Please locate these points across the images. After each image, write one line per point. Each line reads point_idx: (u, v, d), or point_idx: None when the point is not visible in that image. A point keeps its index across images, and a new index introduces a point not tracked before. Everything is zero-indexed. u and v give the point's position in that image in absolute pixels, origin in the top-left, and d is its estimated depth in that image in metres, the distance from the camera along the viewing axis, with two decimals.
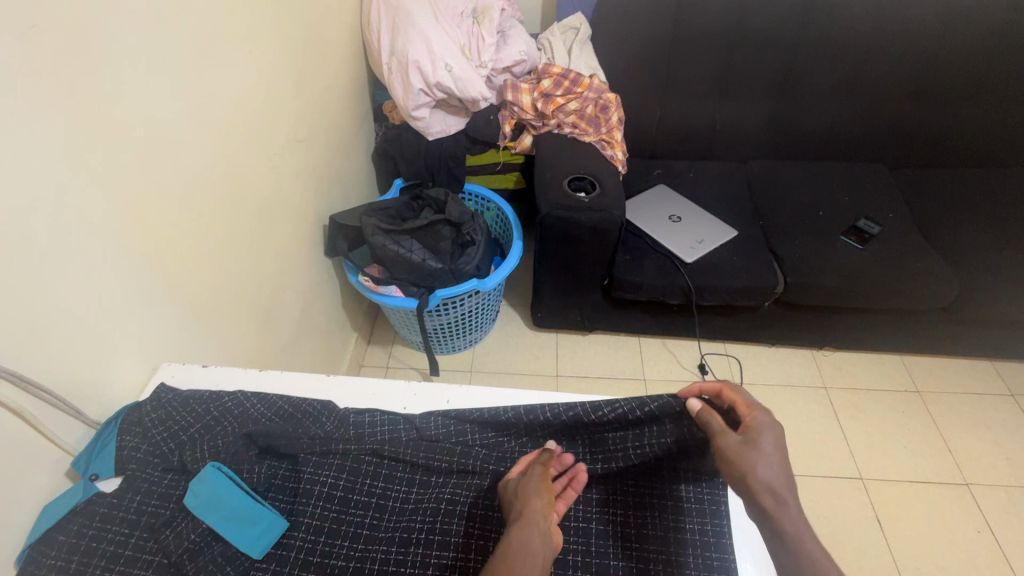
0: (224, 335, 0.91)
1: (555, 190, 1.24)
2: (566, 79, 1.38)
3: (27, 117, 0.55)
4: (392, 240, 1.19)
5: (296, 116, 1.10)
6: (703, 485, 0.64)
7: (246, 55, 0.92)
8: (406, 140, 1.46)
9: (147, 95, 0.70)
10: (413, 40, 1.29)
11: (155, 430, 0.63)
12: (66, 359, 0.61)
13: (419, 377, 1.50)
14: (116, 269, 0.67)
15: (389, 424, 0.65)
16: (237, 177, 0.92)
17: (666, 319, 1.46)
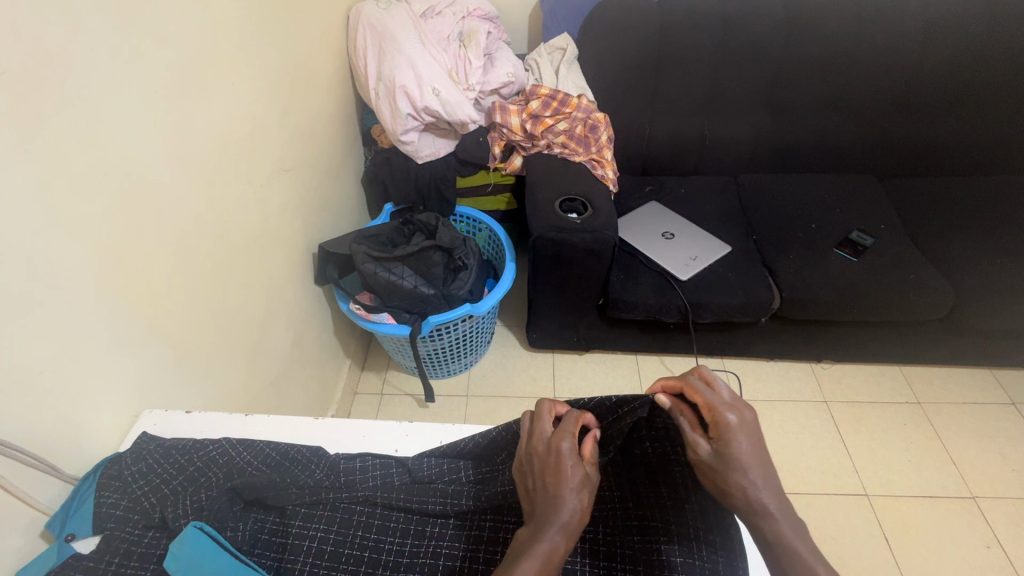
0: (210, 373, 0.88)
1: (547, 212, 1.23)
2: (555, 100, 1.36)
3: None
4: (383, 267, 1.17)
5: (282, 145, 1.09)
6: (714, 541, 0.58)
7: (230, 87, 0.91)
8: (395, 163, 1.45)
9: (124, 134, 0.68)
10: (399, 65, 1.29)
11: (135, 486, 0.60)
12: (42, 413, 0.59)
13: (414, 403, 1.47)
14: (96, 315, 0.65)
15: (381, 468, 0.62)
16: (222, 211, 0.90)
17: (664, 337, 1.44)
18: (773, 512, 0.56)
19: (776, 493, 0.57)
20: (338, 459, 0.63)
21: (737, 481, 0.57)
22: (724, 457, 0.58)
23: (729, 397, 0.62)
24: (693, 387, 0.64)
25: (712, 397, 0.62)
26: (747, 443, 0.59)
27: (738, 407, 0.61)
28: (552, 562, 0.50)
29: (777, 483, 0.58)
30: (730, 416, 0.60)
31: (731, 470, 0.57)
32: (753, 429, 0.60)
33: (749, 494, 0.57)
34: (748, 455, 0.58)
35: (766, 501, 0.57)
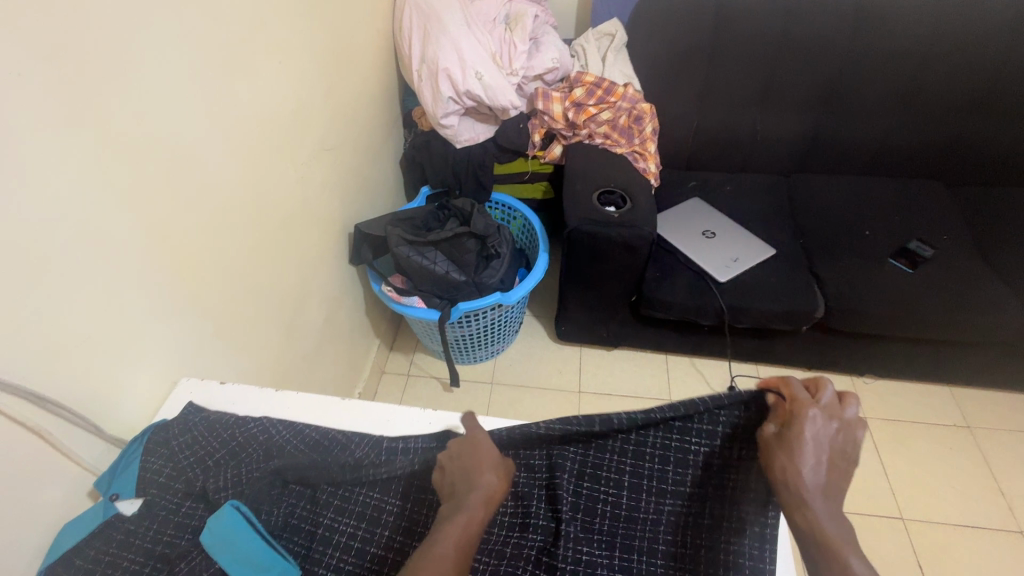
0: (246, 345, 0.91)
1: (584, 204, 1.21)
2: (600, 88, 1.32)
3: (57, 135, 0.55)
4: (417, 251, 1.17)
5: (324, 124, 1.10)
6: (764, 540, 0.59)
7: (277, 66, 0.92)
8: (433, 147, 1.44)
9: (172, 110, 0.70)
10: (444, 47, 1.27)
11: (180, 455, 0.62)
12: (86, 376, 0.62)
13: (439, 387, 1.49)
14: (139, 286, 0.68)
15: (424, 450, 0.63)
16: (263, 188, 0.91)
17: (698, 339, 1.40)
18: (814, 510, 0.52)
19: (828, 498, 0.53)
20: (375, 443, 0.64)
21: (783, 466, 0.54)
22: (784, 442, 0.55)
23: (823, 401, 0.57)
24: (789, 382, 0.58)
25: (803, 395, 0.57)
26: (815, 440, 0.54)
27: (827, 414, 0.56)
28: (468, 534, 0.53)
29: (830, 489, 0.54)
30: (811, 412, 0.55)
31: (783, 453, 0.55)
32: (833, 437, 0.55)
33: (789, 483, 0.54)
34: (811, 453, 0.54)
35: (807, 497, 0.53)
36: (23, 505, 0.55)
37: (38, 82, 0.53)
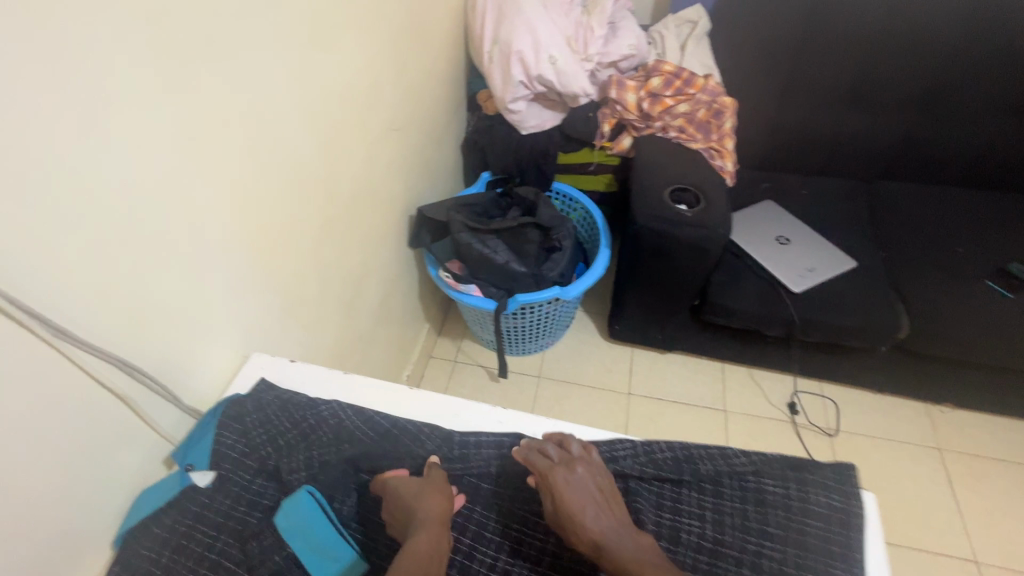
0: (310, 323, 0.91)
1: (655, 201, 1.15)
2: (679, 79, 1.25)
3: (151, 101, 0.55)
4: (478, 238, 1.14)
5: (394, 103, 1.08)
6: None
7: (355, 41, 0.90)
8: (497, 132, 1.41)
9: (256, 81, 0.69)
10: (518, 29, 1.23)
11: (255, 432, 0.63)
12: (166, 345, 0.62)
13: (486, 376, 1.48)
14: (215, 258, 0.67)
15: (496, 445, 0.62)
16: (334, 166, 0.90)
17: (761, 350, 1.33)
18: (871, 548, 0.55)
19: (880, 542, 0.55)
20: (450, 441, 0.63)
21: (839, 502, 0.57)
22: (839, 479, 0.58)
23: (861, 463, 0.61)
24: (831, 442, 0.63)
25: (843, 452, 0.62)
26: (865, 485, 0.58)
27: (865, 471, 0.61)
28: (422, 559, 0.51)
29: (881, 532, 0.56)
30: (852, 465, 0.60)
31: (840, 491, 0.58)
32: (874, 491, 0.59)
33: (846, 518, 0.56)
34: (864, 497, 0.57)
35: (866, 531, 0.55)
36: (102, 470, 0.56)
37: (139, 45, 0.52)
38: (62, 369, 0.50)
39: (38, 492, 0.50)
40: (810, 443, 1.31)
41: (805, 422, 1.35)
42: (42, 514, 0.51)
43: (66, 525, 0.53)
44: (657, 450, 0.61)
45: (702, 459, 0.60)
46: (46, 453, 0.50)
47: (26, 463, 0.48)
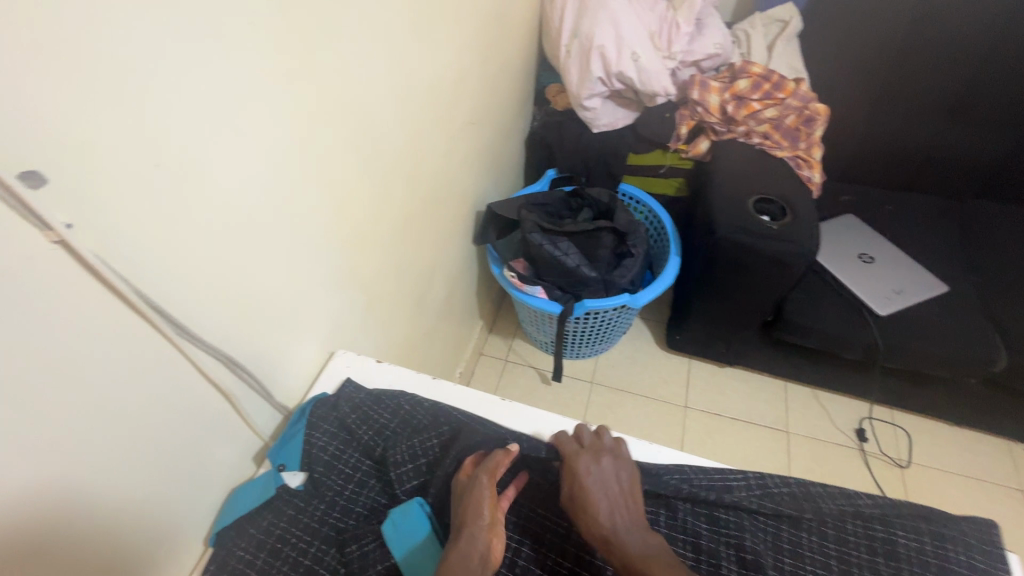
0: (385, 319, 0.89)
1: (738, 210, 1.09)
2: (768, 82, 1.19)
3: (283, 93, 0.52)
4: (550, 240, 1.11)
5: (475, 96, 1.05)
6: None
7: (449, 31, 0.87)
8: (567, 128, 1.36)
9: (368, 73, 0.66)
10: (602, 21, 1.17)
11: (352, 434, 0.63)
12: (267, 341, 0.60)
13: (538, 378, 1.45)
14: (317, 254, 0.65)
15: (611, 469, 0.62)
16: (420, 160, 0.87)
17: (833, 372, 1.26)
18: None
19: None
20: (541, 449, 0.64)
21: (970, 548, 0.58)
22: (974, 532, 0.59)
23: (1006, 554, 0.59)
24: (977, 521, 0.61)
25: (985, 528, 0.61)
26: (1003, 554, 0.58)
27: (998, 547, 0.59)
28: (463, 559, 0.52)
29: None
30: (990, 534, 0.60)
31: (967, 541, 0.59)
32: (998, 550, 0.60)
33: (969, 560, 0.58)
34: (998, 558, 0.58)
35: None
36: (203, 466, 0.55)
37: (278, 32, 0.49)
38: (178, 366, 0.48)
39: (147, 490, 0.48)
40: (879, 473, 1.25)
41: (875, 450, 1.28)
42: (149, 510, 0.49)
43: (168, 522, 0.52)
44: (773, 485, 0.63)
45: (823, 498, 0.63)
46: (157, 450, 0.48)
47: (140, 461, 0.47)
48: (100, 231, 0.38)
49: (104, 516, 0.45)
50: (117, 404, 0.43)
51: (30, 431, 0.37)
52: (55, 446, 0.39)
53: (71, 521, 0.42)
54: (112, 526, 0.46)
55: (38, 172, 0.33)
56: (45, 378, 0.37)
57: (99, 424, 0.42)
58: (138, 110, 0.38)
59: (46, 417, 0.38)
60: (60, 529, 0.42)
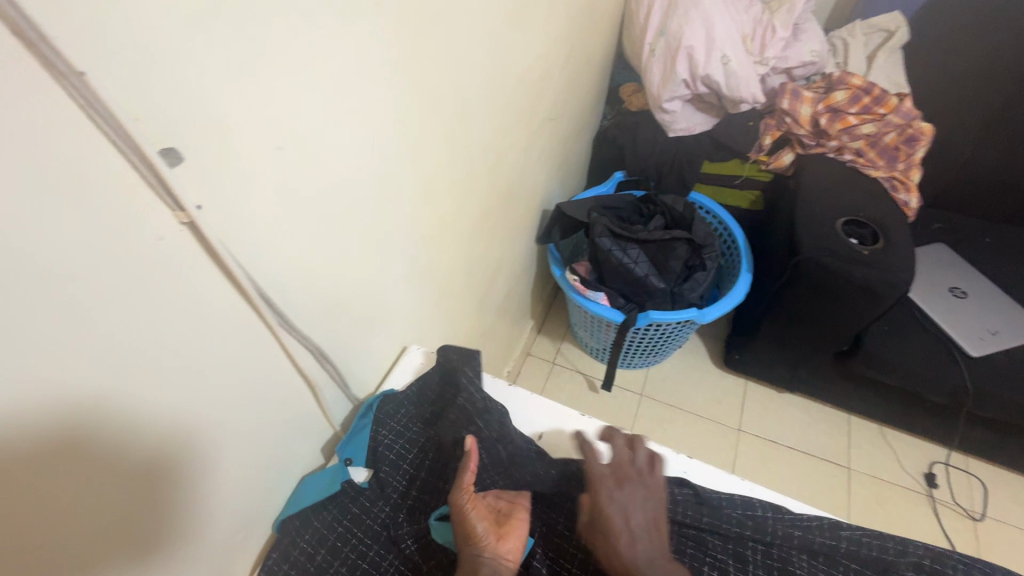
0: (451, 315, 0.87)
1: (826, 231, 1.02)
2: (869, 96, 1.11)
3: (397, 79, 0.50)
4: (619, 245, 1.06)
5: (557, 91, 1.01)
6: None
7: (545, 23, 0.83)
8: (641, 130, 1.31)
9: (471, 63, 0.63)
10: (693, 20, 1.11)
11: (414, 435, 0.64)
12: (349, 333, 0.59)
13: (585, 384, 1.41)
14: (403, 246, 0.63)
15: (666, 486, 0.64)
16: (502, 156, 0.85)
17: (907, 410, 1.18)
18: None
19: None
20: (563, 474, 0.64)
21: None
22: None
23: None
24: None
25: None
26: None
27: None
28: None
29: None
30: None
31: None
32: None
33: None
34: None
35: None
36: (280, 453, 0.54)
37: (401, 16, 0.47)
38: (272, 352, 0.48)
39: (227, 474, 0.48)
40: (949, 524, 1.16)
41: (945, 498, 1.20)
42: (230, 491, 0.49)
43: (244, 502, 0.52)
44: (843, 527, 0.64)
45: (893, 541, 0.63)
46: (244, 431, 0.48)
47: (229, 441, 0.46)
48: (225, 215, 0.37)
49: (186, 498, 0.44)
50: (216, 386, 0.43)
51: (141, 407, 0.37)
52: (159, 422, 0.39)
53: (164, 492, 0.42)
54: (197, 504, 0.46)
55: (177, 149, 0.32)
56: (160, 356, 0.36)
57: (199, 405, 0.42)
58: (273, 91, 0.37)
59: (156, 395, 0.37)
60: (153, 502, 0.41)
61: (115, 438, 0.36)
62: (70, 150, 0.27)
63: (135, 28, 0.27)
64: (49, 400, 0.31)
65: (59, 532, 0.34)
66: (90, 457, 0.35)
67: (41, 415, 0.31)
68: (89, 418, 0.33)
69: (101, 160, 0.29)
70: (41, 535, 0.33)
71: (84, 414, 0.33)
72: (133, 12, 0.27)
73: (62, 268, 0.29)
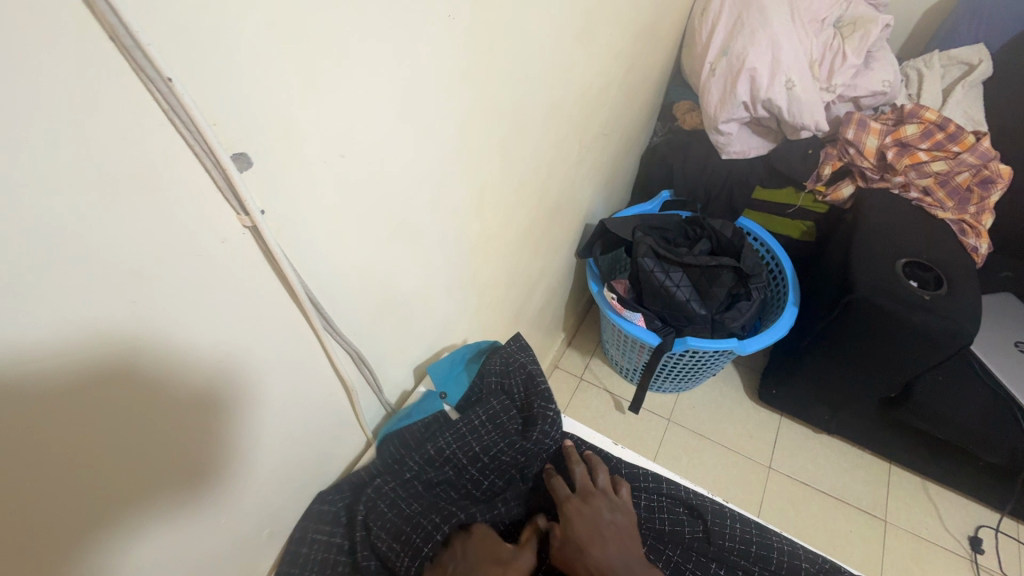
0: (487, 324, 0.86)
1: (885, 271, 0.97)
2: (943, 132, 1.05)
3: (461, 92, 0.50)
4: (662, 267, 1.04)
5: (612, 106, 0.99)
6: None
7: (609, 38, 0.82)
8: (693, 150, 1.28)
9: (534, 77, 0.62)
10: (759, 41, 1.07)
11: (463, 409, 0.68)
12: (387, 338, 0.59)
13: (612, 403, 1.38)
14: (448, 256, 0.63)
15: (659, 483, 0.71)
16: (554, 168, 0.84)
17: (957, 465, 1.12)
18: None
19: None
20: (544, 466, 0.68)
21: None
22: None
23: None
24: None
25: None
26: None
27: None
28: None
29: None
30: None
31: None
32: None
33: None
34: None
35: None
36: (304, 448, 0.55)
37: (471, 29, 0.46)
38: (314, 352, 0.49)
39: (254, 466, 0.49)
40: None
41: (991, 566, 1.12)
42: (257, 480, 0.50)
43: (267, 493, 0.53)
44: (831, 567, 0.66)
45: None
46: (277, 423, 0.49)
47: (264, 429, 0.48)
48: (284, 220, 0.37)
49: (217, 487, 0.45)
50: (257, 373, 0.43)
51: (187, 380, 0.37)
52: (203, 402, 0.40)
53: (202, 476, 0.43)
54: (225, 494, 0.47)
55: (248, 154, 0.32)
56: (208, 336, 0.37)
57: (240, 389, 0.42)
58: (342, 102, 0.37)
59: (198, 385, 0.38)
60: (190, 484, 0.42)
61: (158, 423, 0.37)
62: (150, 147, 0.28)
63: (224, 40, 0.28)
64: (97, 391, 0.32)
65: (102, 501, 0.35)
66: (140, 434, 0.36)
67: (86, 409, 0.31)
68: (142, 387, 0.34)
69: (174, 160, 0.29)
70: (84, 503, 0.34)
71: (136, 381, 0.34)
72: (222, 22, 0.27)
73: (130, 254, 0.29)
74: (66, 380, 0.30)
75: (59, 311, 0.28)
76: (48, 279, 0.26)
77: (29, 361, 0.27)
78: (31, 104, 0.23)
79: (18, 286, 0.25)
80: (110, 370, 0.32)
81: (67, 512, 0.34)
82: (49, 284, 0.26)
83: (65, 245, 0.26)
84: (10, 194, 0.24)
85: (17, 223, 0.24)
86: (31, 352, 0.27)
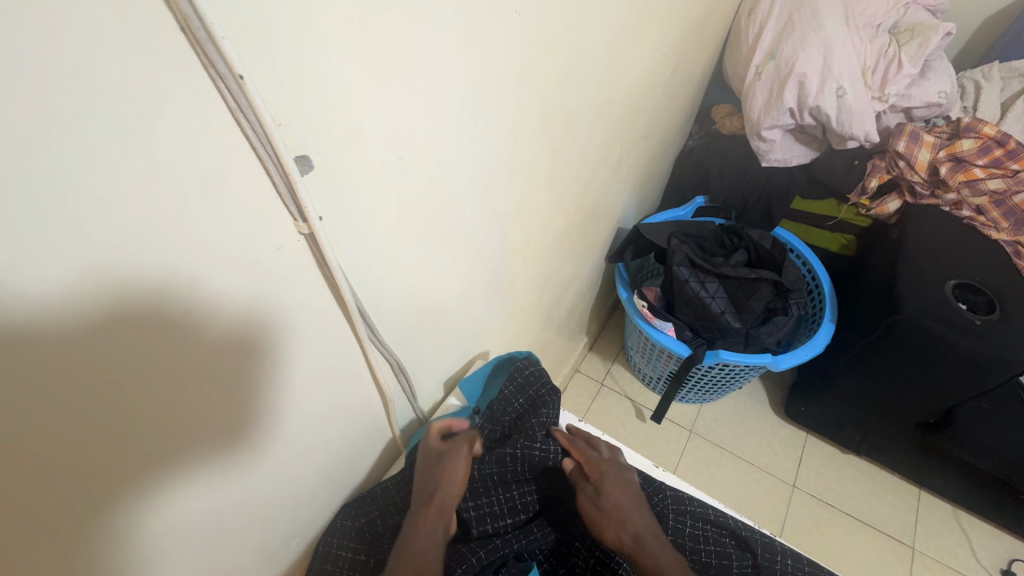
0: (518, 329, 0.84)
1: (932, 293, 0.92)
2: (1001, 148, 1.00)
3: (519, 92, 0.47)
4: (697, 277, 1.01)
5: (654, 109, 0.96)
6: None
7: (659, 39, 0.79)
8: (731, 155, 1.24)
9: (588, 77, 0.59)
10: (811, 45, 1.02)
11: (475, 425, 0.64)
12: (423, 345, 0.57)
13: (632, 411, 1.35)
14: (488, 262, 0.61)
15: (706, 512, 0.68)
16: (595, 171, 0.81)
17: (993, 495, 1.08)
18: None
19: None
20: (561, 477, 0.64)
21: None
22: None
23: None
24: None
25: None
26: None
27: None
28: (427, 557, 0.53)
29: None
30: None
31: None
32: None
33: None
34: None
35: None
36: (337, 455, 0.54)
37: (535, 27, 0.44)
38: (354, 360, 0.47)
39: (288, 470, 0.47)
40: None
41: None
42: (288, 487, 0.48)
43: (299, 497, 0.51)
44: None
45: None
46: (308, 428, 0.47)
47: (295, 434, 0.45)
48: (342, 225, 0.35)
49: (254, 492, 0.44)
50: (298, 375, 0.41)
51: (227, 377, 0.35)
52: (251, 410, 0.38)
53: (242, 479, 0.42)
54: (260, 499, 0.45)
55: (310, 157, 0.30)
56: (252, 334, 0.35)
57: (276, 391, 0.40)
58: (407, 102, 0.35)
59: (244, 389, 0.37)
60: (232, 488, 0.41)
61: (202, 431, 0.35)
62: (213, 147, 0.26)
63: (299, 38, 0.26)
64: (146, 400, 0.30)
65: (136, 508, 0.34)
66: (188, 438, 0.35)
67: (131, 420, 0.30)
68: (192, 391, 0.33)
69: (236, 162, 0.27)
70: (126, 507, 0.33)
71: (180, 381, 0.31)
72: (298, 19, 0.25)
73: (175, 252, 0.27)
74: (120, 391, 0.28)
75: (116, 310, 0.26)
76: (82, 275, 0.24)
77: (81, 368, 0.26)
78: (93, 95, 0.21)
79: (70, 277, 0.23)
80: (158, 374, 0.30)
81: (104, 526, 0.32)
82: (82, 279, 0.24)
83: (121, 248, 0.24)
84: (60, 185, 0.21)
85: (79, 224, 0.23)
86: (83, 357, 0.26)
